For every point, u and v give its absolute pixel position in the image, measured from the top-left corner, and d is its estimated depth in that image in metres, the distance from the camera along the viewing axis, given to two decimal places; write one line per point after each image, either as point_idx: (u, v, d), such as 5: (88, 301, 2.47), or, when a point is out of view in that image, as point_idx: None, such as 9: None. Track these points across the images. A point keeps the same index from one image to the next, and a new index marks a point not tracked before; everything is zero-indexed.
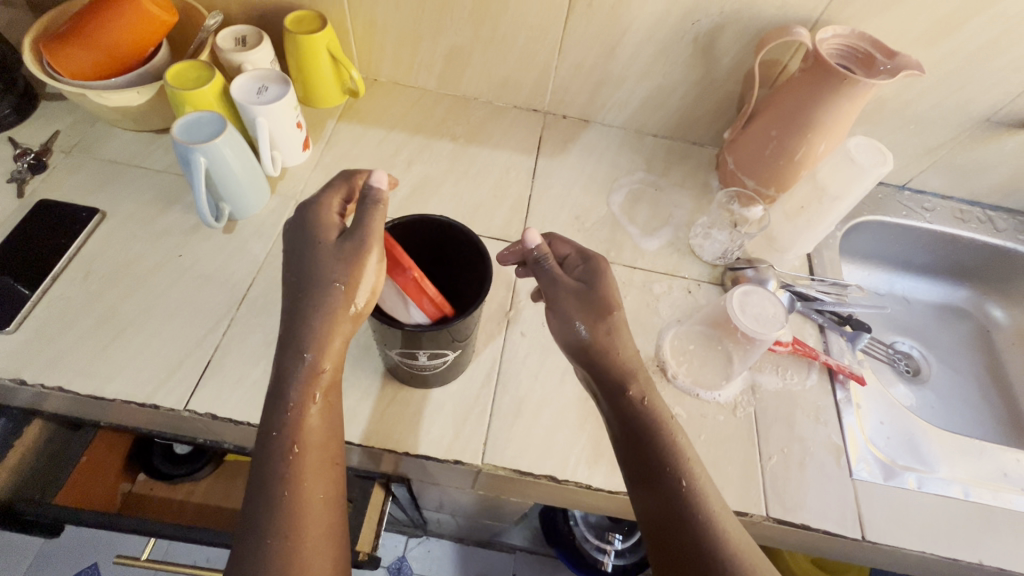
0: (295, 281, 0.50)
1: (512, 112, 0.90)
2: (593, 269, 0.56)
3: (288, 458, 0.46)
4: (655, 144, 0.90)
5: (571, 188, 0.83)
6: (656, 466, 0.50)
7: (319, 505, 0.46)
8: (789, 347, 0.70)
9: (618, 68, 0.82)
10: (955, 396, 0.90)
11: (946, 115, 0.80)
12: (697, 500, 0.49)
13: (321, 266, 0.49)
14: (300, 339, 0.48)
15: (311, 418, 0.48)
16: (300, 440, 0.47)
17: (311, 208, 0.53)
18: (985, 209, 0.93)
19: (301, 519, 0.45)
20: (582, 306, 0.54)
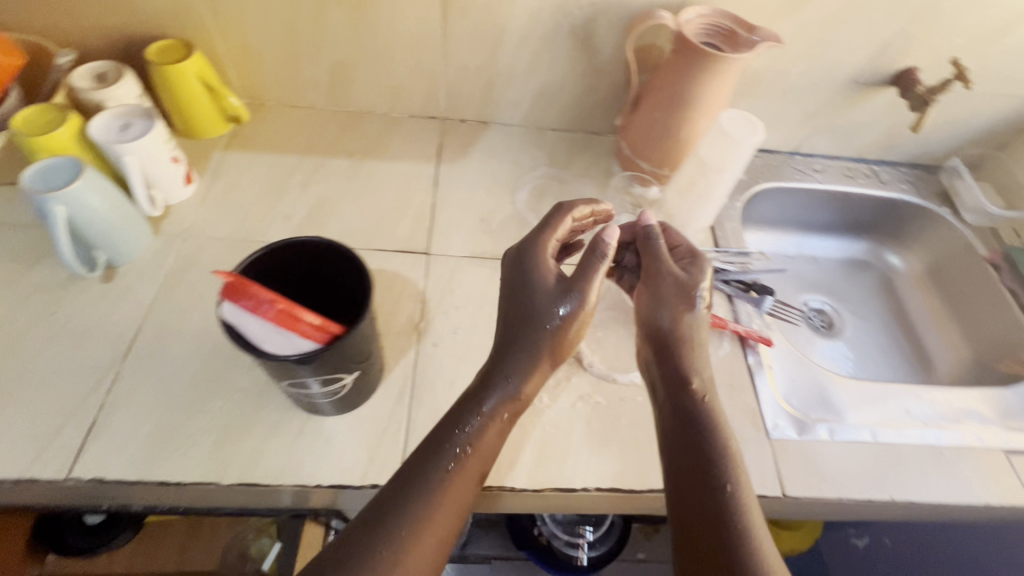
0: (509, 308, 0.60)
1: (409, 121, 0.89)
2: (695, 267, 0.64)
3: (458, 454, 0.52)
4: (555, 138, 0.91)
5: (474, 190, 0.83)
6: (701, 456, 0.52)
7: (442, 524, 0.49)
8: None
9: (504, 67, 0.82)
10: (868, 344, 0.95)
11: (817, 80, 0.84)
12: (733, 501, 0.50)
13: (535, 297, 0.59)
14: (509, 366, 0.57)
15: (489, 434, 0.54)
16: (468, 452, 0.53)
17: (533, 243, 0.62)
18: (871, 164, 0.99)
19: (419, 530, 0.48)
20: (676, 294, 0.62)
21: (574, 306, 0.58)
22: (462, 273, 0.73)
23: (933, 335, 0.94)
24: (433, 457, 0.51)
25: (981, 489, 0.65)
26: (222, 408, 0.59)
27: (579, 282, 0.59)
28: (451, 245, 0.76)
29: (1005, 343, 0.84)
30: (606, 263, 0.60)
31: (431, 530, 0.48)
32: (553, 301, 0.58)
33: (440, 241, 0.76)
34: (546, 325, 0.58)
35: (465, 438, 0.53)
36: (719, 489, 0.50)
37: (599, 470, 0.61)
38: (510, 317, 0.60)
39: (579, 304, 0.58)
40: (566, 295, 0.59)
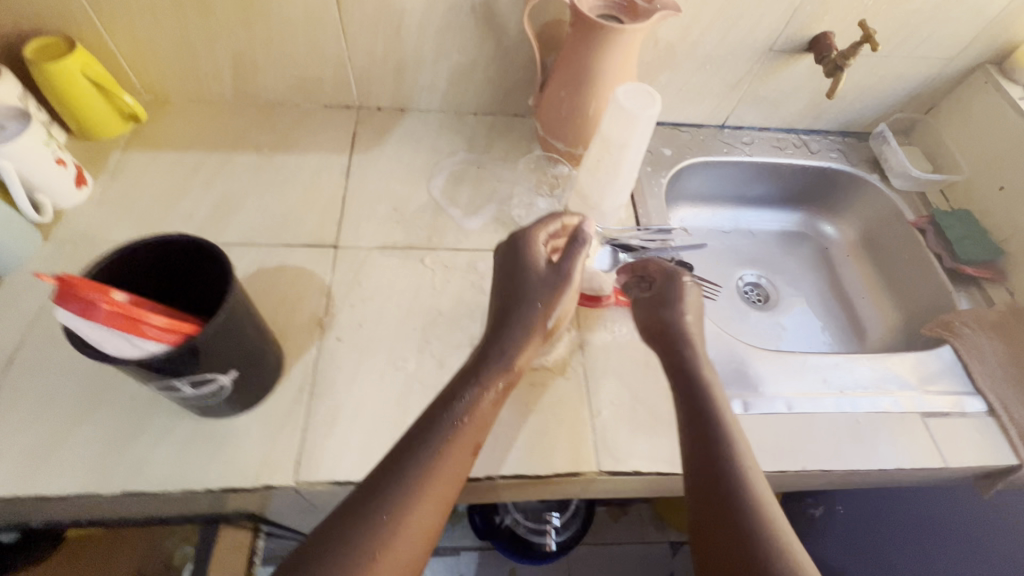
0: (504, 292, 0.62)
1: (323, 111, 0.87)
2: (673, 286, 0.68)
3: (456, 424, 0.53)
4: (476, 122, 0.89)
5: (388, 179, 0.81)
6: (707, 441, 0.54)
7: (432, 503, 0.49)
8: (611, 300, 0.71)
9: (411, 51, 0.79)
10: (803, 315, 0.94)
11: (733, 50, 0.82)
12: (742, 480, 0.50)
13: (529, 285, 0.61)
14: (504, 340, 0.59)
15: (483, 404, 0.55)
16: (464, 421, 0.53)
17: (523, 232, 0.64)
18: (801, 134, 0.98)
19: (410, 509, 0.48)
20: (665, 312, 0.66)
21: (564, 286, 0.61)
22: (371, 264, 0.72)
23: (865, 304, 0.94)
24: (427, 432, 0.52)
25: (895, 455, 0.65)
26: (111, 416, 0.57)
27: (568, 265, 0.62)
28: (361, 237, 0.74)
29: (932, 307, 0.84)
30: (588, 248, 0.64)
31: (426, 504, 0.49)
32: (544, 284, 0.61)
33: (350, 233, 0.74)
34: (538, 304, 0.60)
35: (461, 411, 0.54)
36: (728, 471, 0.51)
37: (505, 458, 0.60)
38: (504, 300, 0.61)
39: (567, 284, 0.61)
40: (555, 278, 0.61)
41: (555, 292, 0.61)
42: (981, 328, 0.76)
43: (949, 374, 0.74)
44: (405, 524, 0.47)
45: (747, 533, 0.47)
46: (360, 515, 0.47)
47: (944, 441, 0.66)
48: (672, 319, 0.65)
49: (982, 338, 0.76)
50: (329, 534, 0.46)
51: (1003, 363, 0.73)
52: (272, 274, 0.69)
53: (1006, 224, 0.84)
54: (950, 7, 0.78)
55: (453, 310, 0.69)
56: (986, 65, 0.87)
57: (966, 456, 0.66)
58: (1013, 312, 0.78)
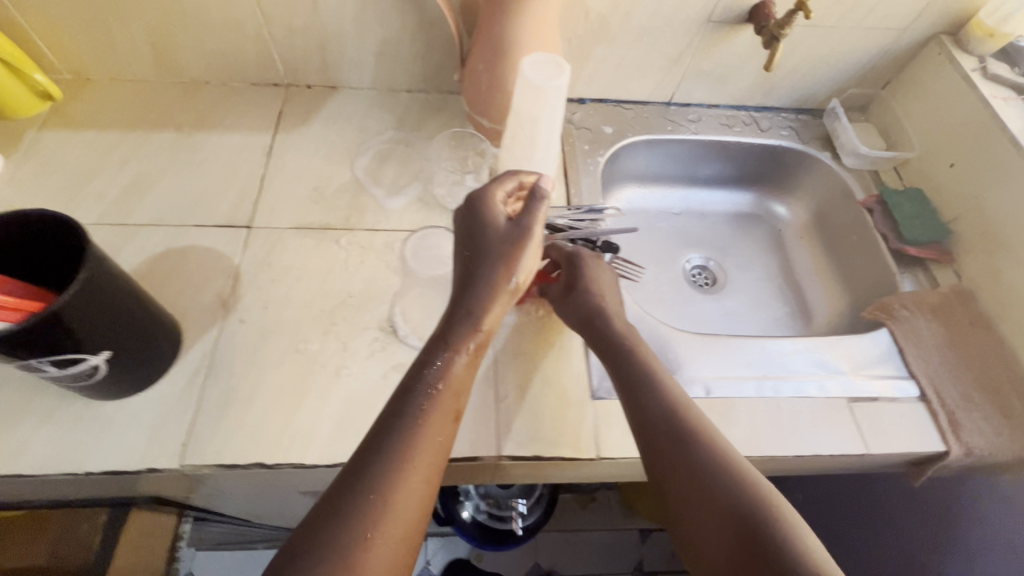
0: (467, 253, 0.59)
1: (250, 90, 0.84)
2: (581, 266, 0.69)
3: (430, 393, 0.52)
4: (408, 100, 0.87)
5: (311, 159, 0.79)
6: (661, 425, 0.54)
7: (421, 473, 0.49)
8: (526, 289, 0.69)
9: (331, 25, 0.77)
10: (750, 298, 0.91)
11: (670, 22, 0.79)
12: (707, 450, 0.51)
13: (492, 241, 0.58)
14: (471, 301, 0.57)
15: (455, 368, 0.54)
16: (439, 387, 0.52)
17: (479, 192, 0.61)
18: (751, 111, 0.94)
19: (399, 483, 0.47)
20: (579, 290, 0.66)
21: (526, 241, 0.59)
22: (284, 245, 0.70)
23: (814, 287, 0.91)
24: (399, 407, 0.51)
25: (816, 440, 0.63)
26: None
27: (530, 219, 0.59)
28: (276, 217, 0.72)
29: (877, 290, 0.81)
30: (549, 205, 0.60)
31: (413, 477, 0.48)
32: (507, 239, 0.58)
33: (265, 213, 0.73)
34: (501, 261, 0.58)
35: (433, 378, 0.53)
36: (693, 448, 0.52)
37: None
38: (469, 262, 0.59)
39: (529, 239, 0.59)
40: (516, 234, 0.58)
41: (516, 249, 0.58)
42: (920, 311, 0.73)
43: (884, 359, 0.71)
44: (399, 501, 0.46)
45: (734, 496, 0.48)
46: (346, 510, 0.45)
47: (869, 427, 0.64)
48: (584, 295, 0.66)
49: (920, 321, 0.73)
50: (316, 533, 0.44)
51: (939, 347, 0.71)
52: (180, 255, 0.67)
53: (955, 203, 0.80)
54: None
55: (364, 292, 0.67)
56: (940, 36, 0.83)
57: (891, 442, 0.63)
58: (955, 293, 0.75)
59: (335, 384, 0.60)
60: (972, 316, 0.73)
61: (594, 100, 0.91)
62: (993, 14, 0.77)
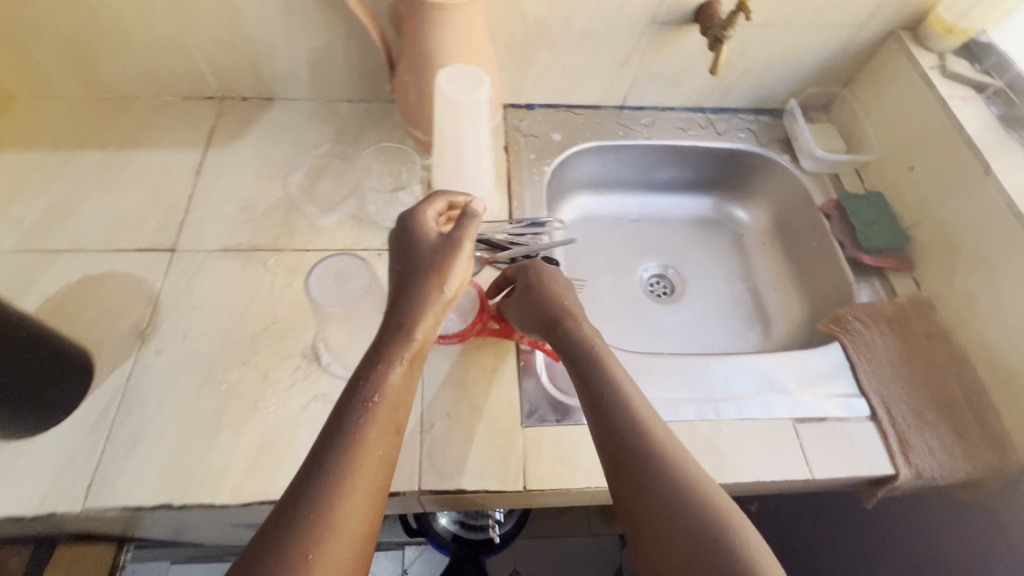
0: (399, 268, 0.56)
1: (182, 103, 0.81)
2: (535, 274, 0.64)
3: (367, 407, 0.47)
4: (348, 110, 0.84)
5: (242, 176, 0.76)
6: (628, 449, 0.50)
7: (363, 503, 0.44)
8: (474, 327, 0.66)
9: (258, 35, 0.73)
10: (709, 308, 0.88)
11: (612, 25, 0.75)
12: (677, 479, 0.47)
13: (422, 254, 0.55)
14: (401, 313, 0.53)
15: (392, 380, 0.49)
16: (375, 400, 0.48)
17: (408, 209, 0.58)
18: (708, 113, 0.91)
19: (338, 519, 0.42)
20: (540, 298, 0.61)
21: (456, 250, 0.55)
22: (208, 268, 0.67)
23: (774, 296, 0.87)
24: (334, 430, 0.46)
25: (757, 465, 0.60)
26: None
27: (461, 229, 0.56)
28: (202, 239, 0.70)
29: (834, 299, 0.78)
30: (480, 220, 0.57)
31: (354, 499, 0.44)
32: (436, 250, 0.55)
33: (189, 235, 0.70)
34: (431, 272, 0.54)
35: (369, 393, 0.48)
36: (662, 477, 0.47)
37: None
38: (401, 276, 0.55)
39: (460, 250, 0.55)
40: (445, 244, 0.55)
41: (446, 259, 0.54)
42: (874, 325, 0.70)
43: (834, 375, 0.68)
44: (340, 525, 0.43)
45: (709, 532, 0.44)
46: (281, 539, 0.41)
47: (813, 449, 0.61)
48: (545, 302, 0.61)
49: (874, 334, 0.70)
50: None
51: (893, 362, 0.68)
52: (97, 282, 0.65)
53: (914, 208, 0.76)
54: None
55: (289, 316, 0.64)
56: (899, 32, 0.79)
57: (835, 465, 0.61)
58: (912, 304, 0.72)
59: (251, 418, 0.58)
60: (929, 329, 0.70)
61: (543, 106, 0.87)
62: (952, 8, 0.73)
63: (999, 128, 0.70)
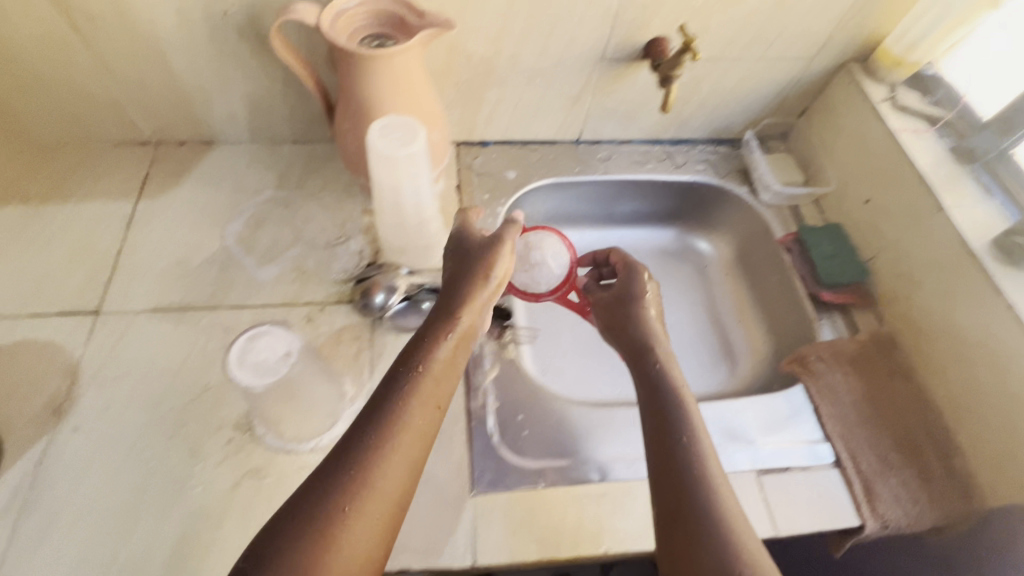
0: (454, 259, 0.56)
1: (113, 150, 0.77)
2: (639, 285, 0.64)
3: (415, 376, 0.46)
4: (293, 152, 0.80)
5: (177, 227, 0.72)
6: (694, 509, 0.43)
7: (398, 481, 0.41)
8: (550, 295, 0.72)
9: (189, 80, 0.70)
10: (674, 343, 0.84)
11: (560, 63, 0.73)
12: (744, 555, 0.40)
13: (477, 245, 0.56)
14: (450, 298, 0.52)
15: (439, 356, 0.48)
16: (421, 373, 0.46)
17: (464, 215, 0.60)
18: (665, 145, 0.89)
19: (368, 495, 0.39)
20: (626, 308, 0.62)
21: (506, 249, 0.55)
22: (134, 332, 0.63)
23: (738, 331, 0.85)
24: (380, 400, 0.44)
25: None
26: None
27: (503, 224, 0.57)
28: (129, 298, 0.65)
29: (797, 335, 0.77)
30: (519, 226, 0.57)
31: (391, 469, 0.41)
32: (490, 243, 0.55)
33: (116, 295, 0.65)
34: (482, 263, 0.54)
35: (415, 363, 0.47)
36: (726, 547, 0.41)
37: None
38: (454, 267, 0.55)
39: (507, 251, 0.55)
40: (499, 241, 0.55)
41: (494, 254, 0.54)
42: (838, 364, 0.68)
43: (798, 420, 0.65)
44: (374, 497, 0.39)
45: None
46: (315, 497, 0.39)
47: (777, 502, 0.59)
48: (633, 323, 0.61)
49: (837, 375, 0.68)
50: (259, 550, 0.36)
51: (856, 403, 0.66)
52: (9, 353, 0.60)
53: (872, 242, 0.75)
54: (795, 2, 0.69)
55: (222, 382, 0.60)
56: (850, 64, 0.78)
57: (799, 519, 0.58)
58: (874, 341, 0.70)
59: (177, 500, 0.54)
60: (893, 367, 0.68)
61: (497, 143, 0.85)
62: (900, 41, 0.73)
63: (950, 161, 0.69)
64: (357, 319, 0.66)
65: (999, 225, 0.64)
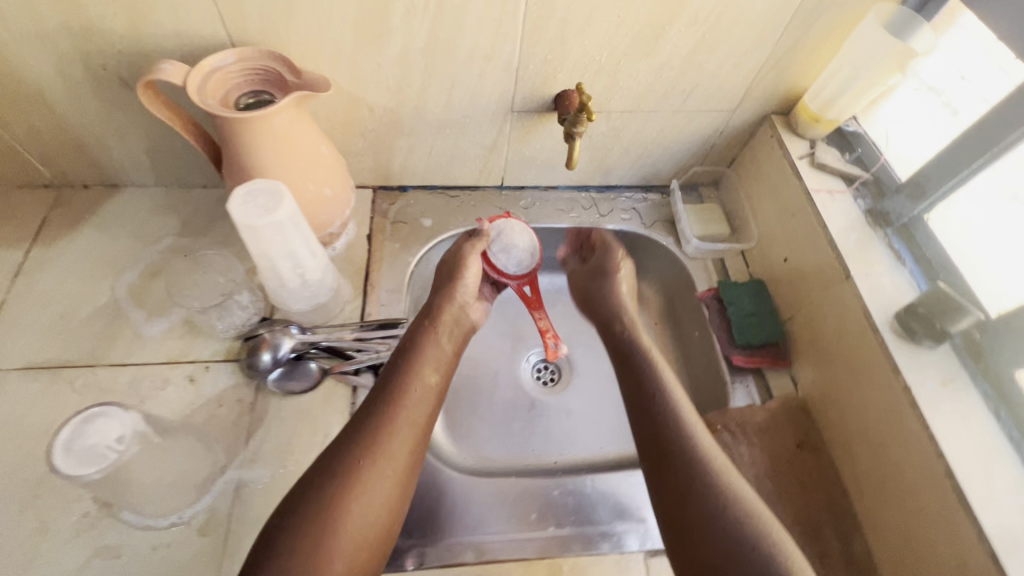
0: (439, 275, 0.71)
1: (13, 193, 0.75)
2: (612, 259, 0.77)
3: (410, 361, 0.61)
4: (203, 196, 0.78)
5: (69, 276, 0.70)
6: (677, 461, 0.55)
7: (410, 433, 0.56)
8: (515, 279, 0.76)
9: (82, 128, 0.68)
10: (596, 397, 0.82)
11: (468, 114, 0.71)
12: (715, 487, 0.52)
13: (455, 261, 0.71)
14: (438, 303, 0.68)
15: (431, 346, 0.64)
16: (416, 359, 0.61)
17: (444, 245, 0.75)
18: (591, 193, 0.87)
19: (386, 444, 0.54)
20: (604, 282, 0.76)
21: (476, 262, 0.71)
22: (5, 392, 0.61)
23: None
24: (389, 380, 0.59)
25: None
26: None
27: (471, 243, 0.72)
28: (6, 354, 0.63)
29: (712, 397, 0.74)
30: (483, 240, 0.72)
31: (402, 426, 0.56)
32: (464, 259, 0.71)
33: None
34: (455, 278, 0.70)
35: (414, 352, 0.62)
36: (708, 486, 0.52)
37: None
38: (438, 281, 0.71)
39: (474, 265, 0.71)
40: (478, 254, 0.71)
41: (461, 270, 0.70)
42: (743, 435, 0.65)
43: None
44: (393, 444, 0.54)
45: (740, 545, 0.48)
46: (342, 450, 0.53)
47: None
48: (603, 291, 0.76)
49: (743, 447, 0.64)
50: (308, 499, 0.49)
51: (759, 478, 0.63)
52: None
53: (790, 302, 0.72)
54: (706, 58, 0.67)
55: None
56: (772, 117, 0.76)
57: None
58: (784, 410, 0.68)
59: None
60: (800, 438, 0.66)
61: (417, 188, 0.83)
62: (816, 97, 0.70)
63: (864, 223, 0.67)
64: (241, 380, 0.64)
65: (907, 295, 0.61)
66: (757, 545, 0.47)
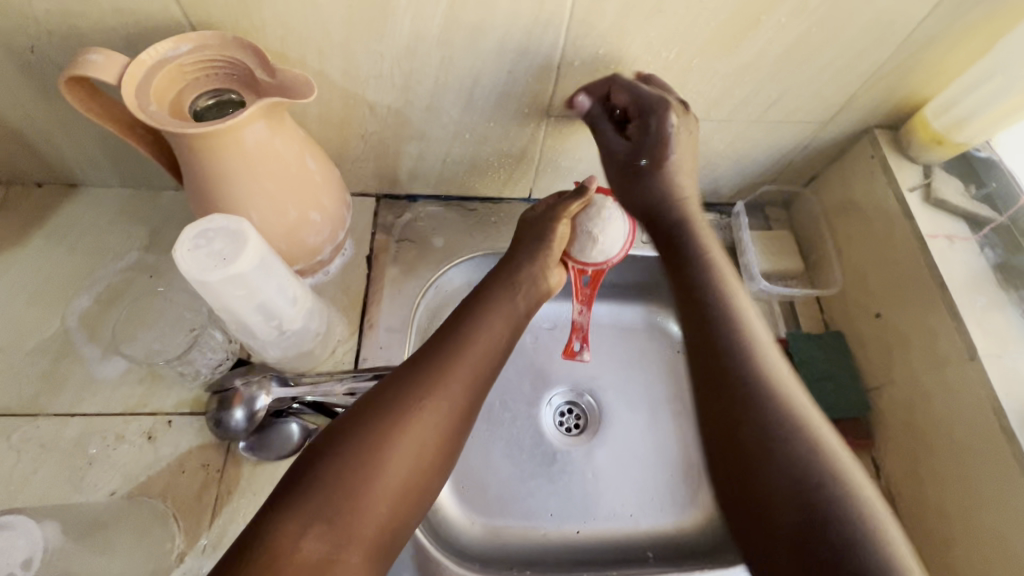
0: (521, 233, 0.57)
1: None
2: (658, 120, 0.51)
3: (482, 307, 0.51)
4: (174, 202, 0.65)
5: (14, 297, 0.59)
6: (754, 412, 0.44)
7: (463, 386, 0.46)
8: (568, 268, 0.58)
9: (18, 122, 0.55)
10: (629, 451, 0.70)
11: (493, 117, 0.57)
12: (806, 456, 0.41)
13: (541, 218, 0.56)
14: (521, 259, 0.55)
15: (501, 297, 0.52)
16: (488, 309, 0.51)
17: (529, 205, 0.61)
18: None
19: (438, 392, 0.45)
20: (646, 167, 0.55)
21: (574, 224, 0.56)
22: None
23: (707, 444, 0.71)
24: (452, 327, 0.49)
25: None
26: None
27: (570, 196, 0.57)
28: None
29: None
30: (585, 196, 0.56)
31: (456, 375, 0.46)
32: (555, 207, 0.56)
33: None
34: (541, 235, 0.55)
35: (484, 300, 0.52)
36: (795, 453, 0.41)
37: None
38: (521, 237, 0.57)
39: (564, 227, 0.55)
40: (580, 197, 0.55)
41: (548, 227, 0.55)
42: None
43: None
44: (442, 393, 0.44)
45: (812, 504, 0.39)
46: (384, 395, 0.44)
47: None
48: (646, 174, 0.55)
49: None
50: (343, 440, 0.41)
51: None
52: None
53: (881, 368, 0.58)
54: (806, 57, 0.51)
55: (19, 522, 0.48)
56: (876, 131, 0.60)
57: None
58: None
59: None
60: None
61: (428, 199, 0.69)
62: (943, 114, 0.55)
63: (991, 285, 0.53)
64: (208, 439, 0.53)
65: None
66: (822, 483, 0.40)
